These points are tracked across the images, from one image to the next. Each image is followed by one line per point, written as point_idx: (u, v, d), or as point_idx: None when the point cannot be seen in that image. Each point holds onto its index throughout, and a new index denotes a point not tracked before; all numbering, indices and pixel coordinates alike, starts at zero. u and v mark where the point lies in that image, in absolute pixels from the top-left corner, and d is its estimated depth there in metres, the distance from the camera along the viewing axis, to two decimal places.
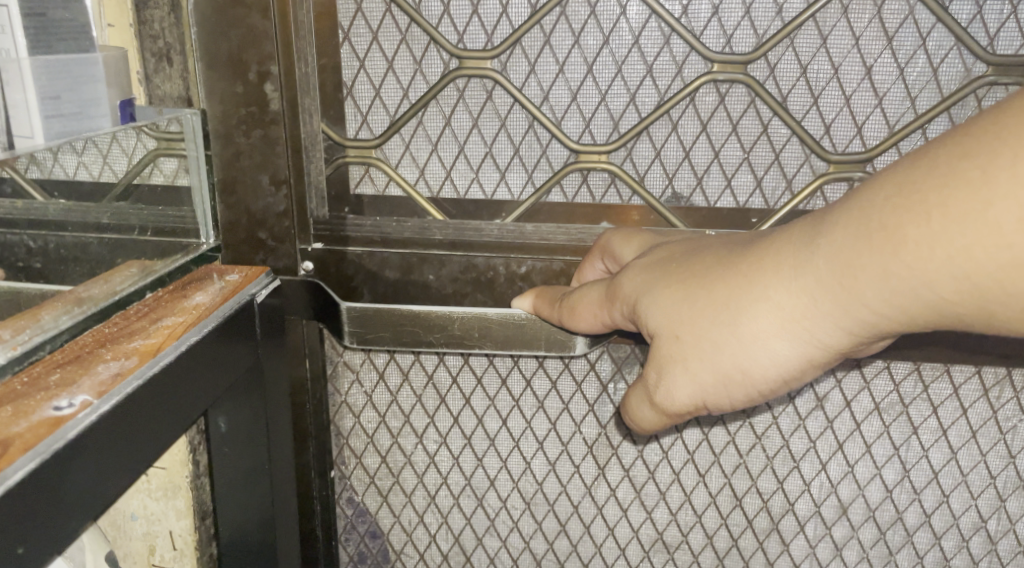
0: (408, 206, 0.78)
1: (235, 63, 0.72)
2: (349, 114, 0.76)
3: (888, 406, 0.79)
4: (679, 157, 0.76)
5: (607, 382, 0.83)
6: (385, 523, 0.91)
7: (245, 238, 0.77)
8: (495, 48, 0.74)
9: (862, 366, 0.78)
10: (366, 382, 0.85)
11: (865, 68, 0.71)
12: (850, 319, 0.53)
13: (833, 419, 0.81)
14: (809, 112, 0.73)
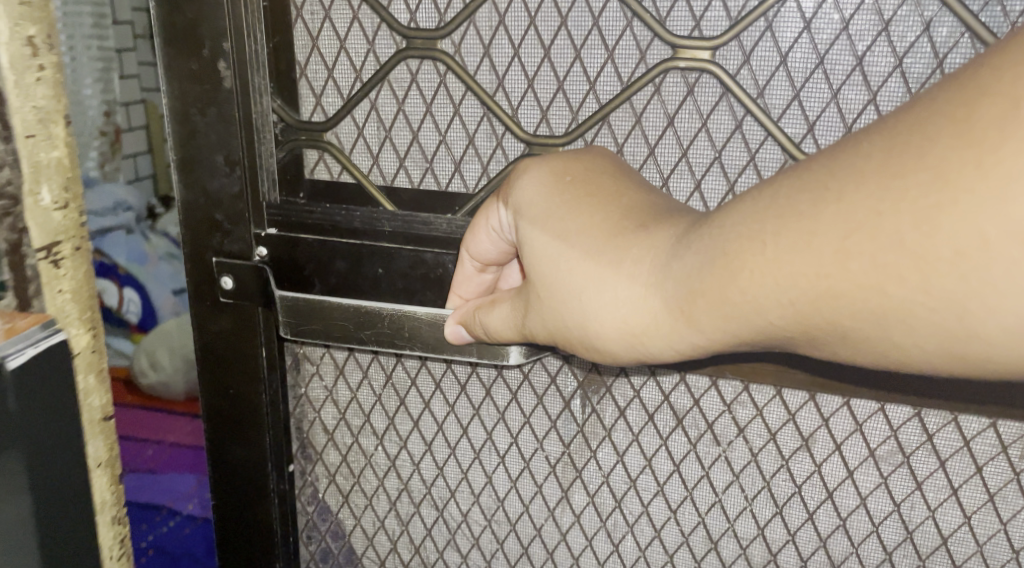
0: (358, 195, 0.76)
1: (190, 38, 0.72)
2: (304, 95, 0.75)
3: (886, 455, 0.67)
4: (644, 154, 0.68)
5: (568, 399, 0.75)
6: (347, 524, 0.88)
7: (203, 219, 0.77)
8: (448, 25, 0.69)
9: (852, 405, 0.67)
10: (326, 376, 0.83)
11: (855, 57, 0.62)
12: (684, 337, 0.55)
13: (821, 464, 0.69)
14: (790, 107, 0.64)
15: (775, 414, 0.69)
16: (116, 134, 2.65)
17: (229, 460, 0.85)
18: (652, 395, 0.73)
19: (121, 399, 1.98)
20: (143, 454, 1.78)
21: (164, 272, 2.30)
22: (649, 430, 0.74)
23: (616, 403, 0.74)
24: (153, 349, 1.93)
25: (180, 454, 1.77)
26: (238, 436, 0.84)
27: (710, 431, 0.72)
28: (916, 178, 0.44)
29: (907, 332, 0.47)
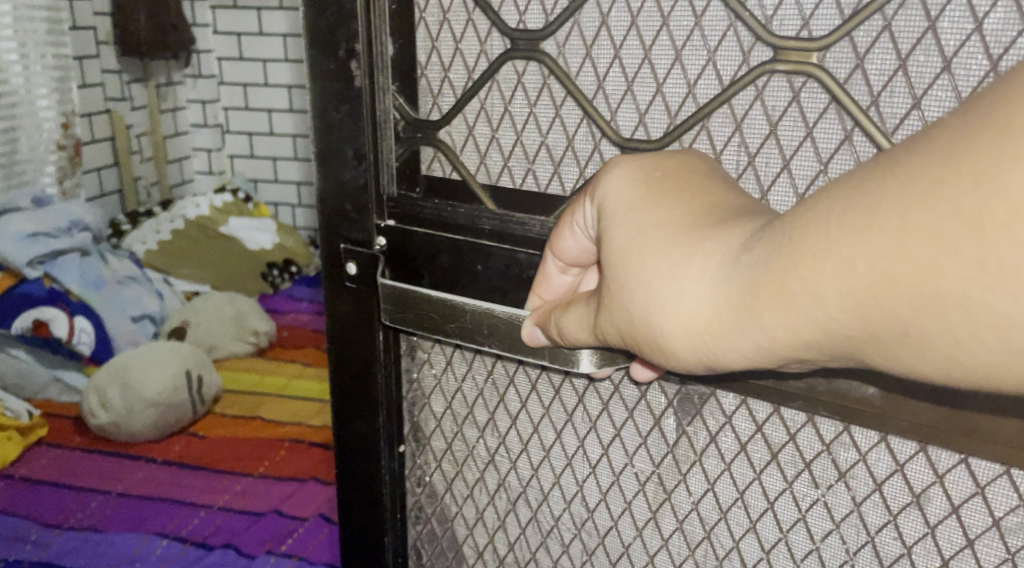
0: (463, 193, 0.61)
1: (327, 41, 0.61)
2: (423, 90, 0.61)
3: (1016, 528, 0.49)
4: (740, 164, 0.53)
5: (659, 417, 0.59)
6: (451, 511, 0.71)
7: (333, 207, 0.65)
8: (550, 24, 0.55)
9: (972, 464, 0.49)
10: (436, 364, 0.68)
11: (989, 62, 0.45)
12: (750, 340, 0.42)
13: (935, 525, 0.52)
14: (907, 119, 0.47)
15: (880, 463, 0.52)
16: (75, 148, 2.40)
17: (348, 435, 0.72)
18: (742, 423, 0.56)
19: (70, 438, 1.76)
20: (85, 507, 1.56)
21: (125, 296, 2.01)
22: (741, 461, 0.57)
23: (706, 427, 0.57)
24: (104, 387, 1.71)
25: (167, 478, 1.66)
26: (357, 413, 0.71)
27: (806, 467, 0.55)
28: (983, 131, 0.33)
29: (993, 326, 0.34)
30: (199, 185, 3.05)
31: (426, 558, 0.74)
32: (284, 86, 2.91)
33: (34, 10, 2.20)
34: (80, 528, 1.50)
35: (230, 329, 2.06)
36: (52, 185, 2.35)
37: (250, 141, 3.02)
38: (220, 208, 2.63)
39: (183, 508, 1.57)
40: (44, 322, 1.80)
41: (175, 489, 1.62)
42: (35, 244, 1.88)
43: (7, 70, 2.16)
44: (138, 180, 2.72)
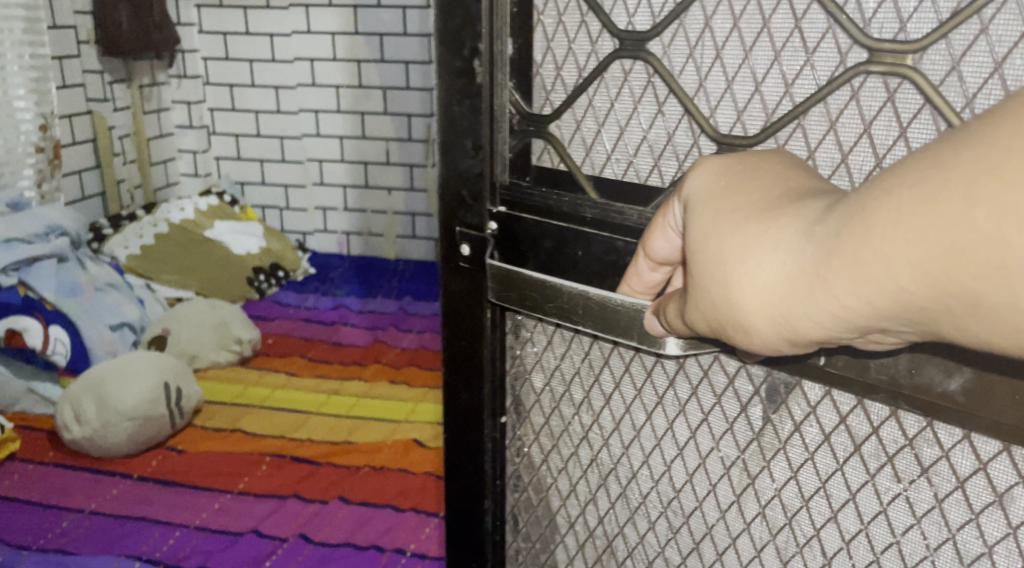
0: (569, 183, 0.59)
1: (454, 40, 0.59)
2: (537, 84, 0.60)
3: None
4: (834, 163, 0.48)
5: (746, 404, 0.54)
6: (545, 482, 0.69)
7: (449, 194, 0.63)
8: (658, 25, 0.53)
9: None
10: (538, 343, 0.65)
11: None
12: (822, 313, 0.40)
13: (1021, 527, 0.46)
14: None
15: (963, 461, 0.47)
16: (54, 150, 2.34)
17: (454, 403, 0.70)
18: (826, 415, 0.51)
19: (44, 454, 1.62)
20: (55, 527, 1.42)
21: (103, 305, 1.96)
22: (824, 451, 0.52)
23: (791, 416, 0.53)
24: (79, 398, 1.57)
25: (142, 496, 1.51)
26: (464, 384, 0.69)
27: (887, 457, 0.50)
28: None
29: None
30: (184, 187, 3.01)
31: (523, 526, 0.72)
32: (272, 87, 2.88)
33: (10, 8, 2.12)
34: (48, 550, 1.36)
35: (213, 337, 2.01)
36: (30, 189, 2.29)
37: (237, 143, 3.00)
38: (204, 211, 2.71)
39: (158, 529, 1.42)
40: (18, 331, 1.71)
41: (151, 508, 1.48)
42: (8, 251, 1.80)
43: None
44: (122, 183, 2.70)
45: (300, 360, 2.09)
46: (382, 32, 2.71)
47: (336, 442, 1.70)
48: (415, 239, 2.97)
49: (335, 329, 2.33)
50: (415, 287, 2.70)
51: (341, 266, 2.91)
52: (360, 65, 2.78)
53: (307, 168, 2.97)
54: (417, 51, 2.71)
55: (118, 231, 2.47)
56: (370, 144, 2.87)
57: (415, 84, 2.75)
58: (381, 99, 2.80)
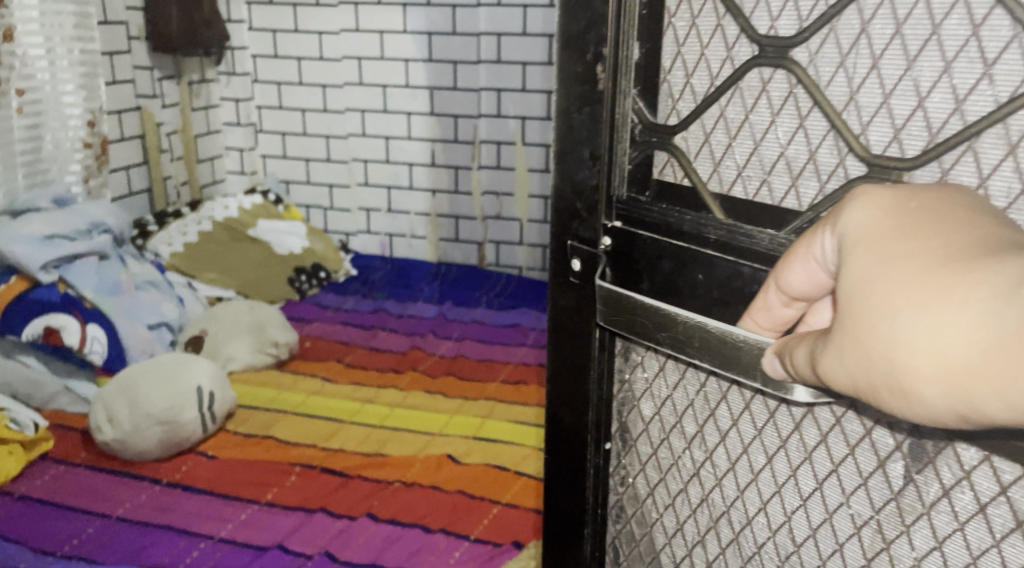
0: (694, 201, 0.58)
1: (578, 45, 0.61)
2: (664, 93, 0.59)
3: None
4: (1014, 193, 0.44)
5: (883, 459, 0.49)
6: (649, 517, 0.67)
7: (563, 204, 0.65)
8: (803, 30, 0.51)
9: None
10: (649, 369, 0.64)
11: None
12: (1014, 390, 0.37)
13: None
14: None
15: None
16: (102, 145, 2.35)
17: (561, 424, 0.72)
18: (982, 484, 0.45)
19: (76, 454, 1.58)
20: (80, 533, 1.37)
21: (143, 304, 1.95)
22: (978, 522, 0.46)
23: (939, 478, 0.47)
24: (112, 401, 1.54)
25: (171, 504, 1.45)
26: (569, 406, 0.70)
27: None
28: None
29: None
30: (231, 185, 3.03)
31: (624, 557, 0.71)
32: (319, 85, 2.87)
33: (61, 3, 2.14)
34: (70, 558, 1.31)
35: (250, 340, 1.98)
36: (77, 184, 2.29)
37: (284, 141, 2.98)
38: (249, 210, 2.74)
39: (183, 538, 1.36)
40: (55, 329, 1.69)
41: (179, 517, 1.41)
42: (50, 247, 1.79)
43: (32, 66, 2.09)
44: (169, 180, 2.72)
45: (337, 366, 2.04)
46: (430, 31, 2.68)
47: (368, 455, 1.60)
48: (459, 242, 2.93)
49: (373, 333, 2.28)
50: (456, 292, 2.64)
51: (383, 269, 2.88)
52: (406, 65, 2.75)
53: (353, 168, 2.94)
54: (464, 51, 2.66)
55: (162, 228, 2.49)
56: (415, 145, 2.84)
57: (461, 84, 2.70)
58: (427, 98, 2.76)
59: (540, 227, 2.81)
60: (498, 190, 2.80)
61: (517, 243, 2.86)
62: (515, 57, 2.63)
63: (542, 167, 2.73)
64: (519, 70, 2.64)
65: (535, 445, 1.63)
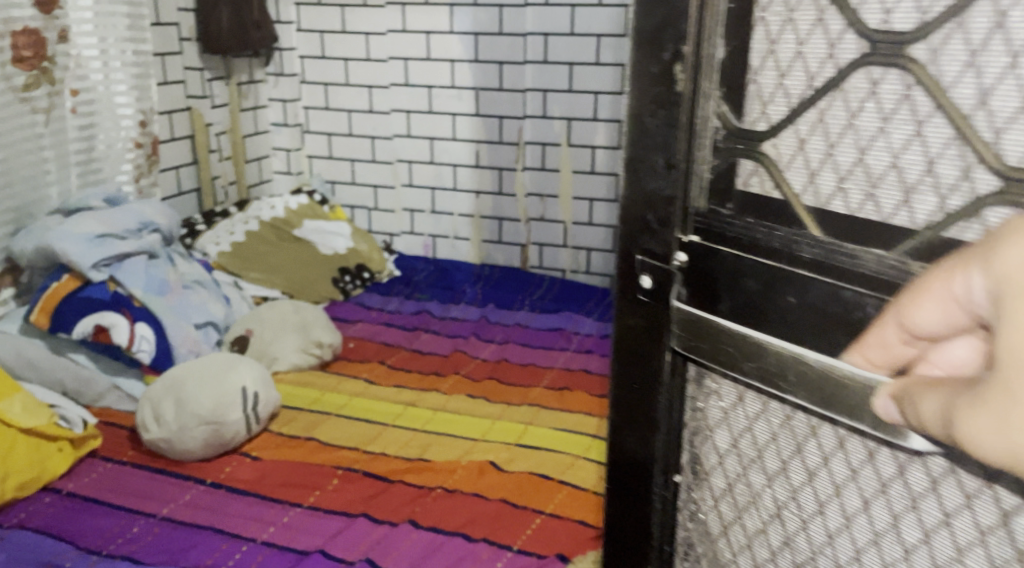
0: (779, 212, 0.68)
1: (656, 41, 0.72)
2: (752, 99, 0.69)
3: None
4: None
5: (1006, 515, 0.57)
6: (724, 551, 0.79)
7: (637, 215, 0.77)
8: (926, 28, 0.58)
9: None
10: (726, 398, 0.75)
11: None
12: None
13: None
14: None
15: None
16: (151, 146, 2.37)
17: (626, 450, 0.86)
18: None
19: (122, 452, 1.59)
20: (125, 533, 1.37)
21: (190, 303, 1.96)
22: None
23: None
24: (160, 400, 1.56)
25: (214, 505, 1.45)
26: (636, 431, 0.84)
27: None
28: None
29: None
30: (277, 185, 3.05)
31: None
32: (365, 86, 2.87)
33: (115, 4, 2.17)
34: (116, 558, 1.31)
35: (294, 341, 1.98)
36: (128, 184, 2.32)
37: (330, 142, 3.00)
38: (295, 210, 2.76)
39: (225, 541, 1.36)
40: (105, 327, 1.72)
41: (222, 518, 1.41)
42: (101, 247, 1.82)
43: (86, 66, 2.13)
44: (216, 180, 2.74)
45: (380, 367, 2.03)
46: (476, 31, 2.66)
47: (409, 459, 1.59)
48: (502, 244, 2.91)
49: (416, 335, 2.27)
50: (499, 295, 2.62)
51: (426, 270, 2.87)
52: (452, 65, 2.74)
53: (397, 168, 2.94)
54: (510, 50, 2.64)
55: (211, 227, 2.53)
56: (460, 146, 2.83)
57: (507, 85, 2.69)
58: (472, 99, 2.75)
59: (584, 229, 2.77)
60: (542, 191, 2.78)
61: (560, 246, 2.83)
62: (561, 56, 2.60)
63: (587, 168, 2.70)
64: (566, 70, 2.61)
65: (579, 453, 1.60)
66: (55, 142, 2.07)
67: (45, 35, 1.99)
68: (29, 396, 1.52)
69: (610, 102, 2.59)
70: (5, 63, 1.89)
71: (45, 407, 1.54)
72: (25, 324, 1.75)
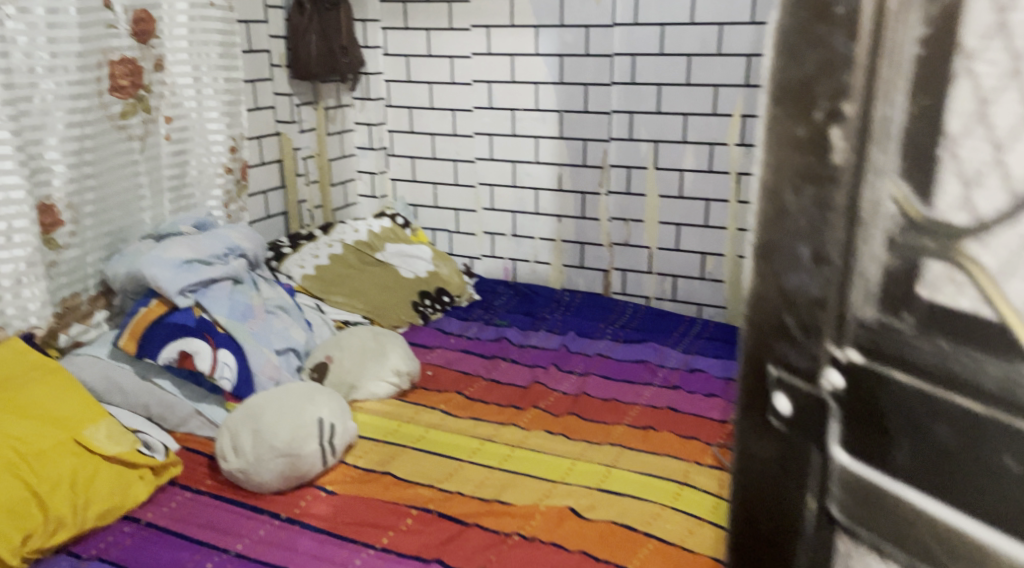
0: (999, 337, 0.65)
1: (802, 97, 0.72)
2: (948, 179, 0.66)
3: None
4: None
5: None
6: None
7: (773, 324, 0.79)
8: None
9: None
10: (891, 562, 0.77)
11: None
12: None
13: None
14: None
15: None
16: (241, 170, 2.40)
17: None
18: None
19: (201, 482, 1.59)
20: None
21: (272, 329, 1.97)
22: None
23: None
24: (238, 430, 1.56)
25: (288, 542, 1.42)
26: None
27: None
28: None
29: None
30: (362, 209, 3.07)
31: None
32: (449, 110, 2.86)
33: (208, 34, 2.21)
34: None
35: (373, 368, 1.95)
36: (217, 209, 2.35)
37: (412, 165, 3.00)
38: (378, 233, 2.79)
39: None
40: (189, 353, 1.73)
41: (295, 557, 1.39)
42: (189, 272, 1.84)
43: (180, 94, 2.17)
44: (303, 204, 2.77)
45: (457, 398, 1.99)
46: (562, 53, 2.62)
47: (486, 501, 1.54)
48: (584, 269, 2.84)
49: (495, 363, 2.22)
50: (580, 322, 2.54)
51: (507, 295, 2.83)
52: (536, 88, 2.69)
53: (478, 192, 2.92)
54: (597, 72, 2.59)
55: (296, 250, 2.55)
56: (542, 170, 2.78)
57: (593, 107, 2.63)
58: (556, 121, 2.70)
59: (670, 255, 2.68)
60: (627, 216, 2.69)
61: (645, 272, 2.74)
62: (649, 77, 2.52)
63: (676, 193, 2.60)
64: (654, 92, 2.53)
65: (667, 501, 1.51)
66: (149, 168, 2.11)
67: (141, 64, 2.03)
68: (115, 423, 1.55)
69: (701, 124, 2.50)
70: (102, 91, 1.93)
71: (130, 434, 1.57)
72: (114, 350, 1.79)
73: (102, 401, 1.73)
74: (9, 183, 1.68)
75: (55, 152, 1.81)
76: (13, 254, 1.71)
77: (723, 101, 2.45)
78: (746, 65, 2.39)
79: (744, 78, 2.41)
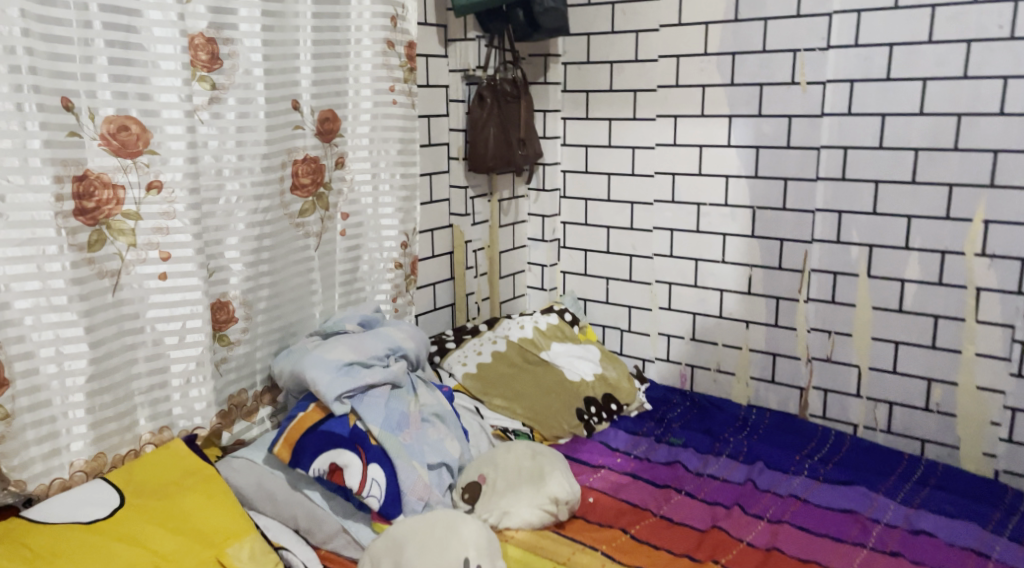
0: None
1: None
2: None
3: None
4: None
5: None
6: None
7: None
8: None
9: None
10: None
11: None
12: None
13: None
14: None
15: None
16: (410, 265, 2.36)
17: None
18: None
19: None
20: None
21: (427, 441, 1.85)
22: None
23: None
24: (379, 559, 1.46)
25: None
26: None
27: None
28: None
29: None
30: (530, 300, 2.97)
31: None
32: (628, 202, 2.73)
33: (389, 130, 2.21)
34: None
35: (530, 494, 1.80)
36: (385, 302, 2.32)
37: (586, 259, 2.87)
38: (544, 330, 2.62)
39: None
40: (339, 467, 1.69)
41: None
42: (347, 374, 1.80)
43: (358, 191, 2.18)
44: (472, 296, 2.71)
45: (623, 537, 1.80)
46: (759, 144, 2.42)
47: None
48: (775, 384, 2.55)
49: (667, 496, 2.00)
50: (771, 451, 2.21)
51: (682, 406, 2.59)
52: (727, 180, 2.50)
53: (655, 290, 2.73)
54: (800, 166, 2.37)
55: (460, 345, 2.49)
56: (730, 270, 2.56)
57: (793, 204, 2.40)
58: (748, 219, 2.49)
59: (885, 377, 2.35)
60: (829, 327, 2.41)
61: (850, 395, 2.42)
62: (864, 173, 2.27)
63: (892, 305, 2.30)
64: (870, 188, 2.27)
65: None
66: (323, 264, 2.11)
67: (323, 163, 2.04)
68: (259, 541, 1.50)
69: (928, 228, 2.21)
70: (284, 191, 1.94)
71: (274, 552, 1.51)
72: (270, 456, 1.76)
73: (253, 509, 1.69)
74: (187, 284, 1.69)
75: (235, 251, 1.83)
76: (184, 353, 1.72)
77: (958, 204, 2.16)
78: (991, 163, 2.10)
79: (988, 176, 2.11)
